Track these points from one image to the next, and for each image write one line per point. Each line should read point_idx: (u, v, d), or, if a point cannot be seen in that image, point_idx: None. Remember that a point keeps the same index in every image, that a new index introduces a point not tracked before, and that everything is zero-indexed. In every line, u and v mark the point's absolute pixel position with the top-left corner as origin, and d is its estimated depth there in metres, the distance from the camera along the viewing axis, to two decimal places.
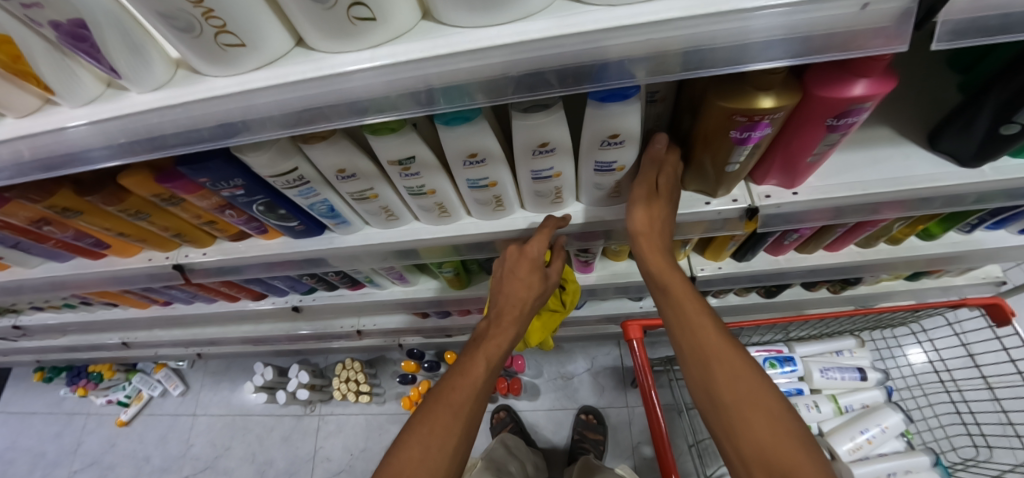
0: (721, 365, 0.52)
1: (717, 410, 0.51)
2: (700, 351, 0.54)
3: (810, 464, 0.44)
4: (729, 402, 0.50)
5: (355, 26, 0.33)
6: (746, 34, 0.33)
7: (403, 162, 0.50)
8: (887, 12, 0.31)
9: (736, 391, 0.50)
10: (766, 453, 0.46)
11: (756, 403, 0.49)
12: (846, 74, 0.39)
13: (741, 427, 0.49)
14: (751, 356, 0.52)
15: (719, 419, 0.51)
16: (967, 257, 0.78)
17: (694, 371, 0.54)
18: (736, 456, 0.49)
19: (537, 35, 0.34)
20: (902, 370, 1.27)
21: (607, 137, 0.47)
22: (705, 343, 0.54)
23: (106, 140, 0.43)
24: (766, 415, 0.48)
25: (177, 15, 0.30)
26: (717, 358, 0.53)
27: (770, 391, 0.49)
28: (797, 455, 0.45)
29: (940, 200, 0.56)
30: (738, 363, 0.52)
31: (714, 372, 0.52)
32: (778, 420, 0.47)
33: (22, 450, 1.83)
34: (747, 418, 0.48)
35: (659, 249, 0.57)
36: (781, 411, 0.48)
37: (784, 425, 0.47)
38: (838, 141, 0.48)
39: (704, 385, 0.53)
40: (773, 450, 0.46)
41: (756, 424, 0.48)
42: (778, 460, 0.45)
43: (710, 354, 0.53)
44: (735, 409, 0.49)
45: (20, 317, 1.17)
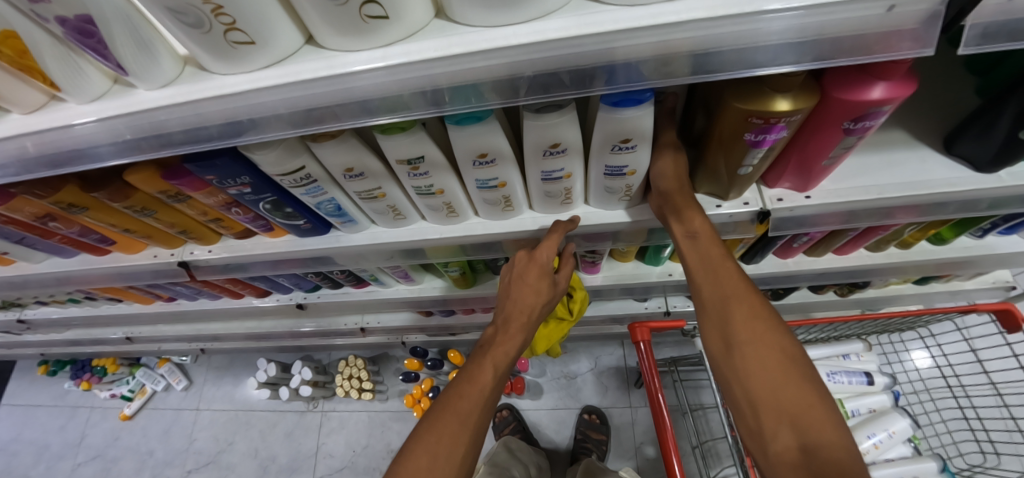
0: (742, 310, 0.50)
1: (729, 353, 0.50)
2: (720, 296, 0.52)
3: (821, 410, 0.43)
4: (744, 344, 0.49)
5: (368, 24, 0.33)
6: (766, 36, 0.32)
7: (412, 161, 0.49)
8: (914, 14, 0.30)
9: (754, 335, 0.48)
10: (777, 396, 0.45)
11: (772, 348, 0.47)
12: (865, 75, 0.38)
13: (754, 369, 0.47)
14: (773, 305, 0.50)
15: (730, 362, 0.49)
16: (979, 263, 0.78)
17: (709, 315, 0.53)
18: (744, 397, 0.48)
19: (554, 34, 0.33)
20: (910, 374, 1.26)
21: (620, 140, 0.47)
22: (726, 290, 0.52)
23: (112, 137, 0.42)
24: (781, 360, 0.46)
25: (186, 10, 0.29)
26: (738, 303, 0.51)
27: (789, 339, 0.48)
28: (808, 399, 0.44)
29: (955, 205, 0.56)
30: (760, 311, 0.50)
31: (732, 317, 0.50)
32: (793, 366, 0.46)
33: (27, 442, 1.84)
34: (762, 361, 0.47)
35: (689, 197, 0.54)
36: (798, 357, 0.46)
37: (799, 370, 0.46)
38: (855, 144, 0.47)
39: (720, 329, 0.51)
40: (784, 393, 0.45)
41: (771, 367, 0.46)
42: (789, 403, 0.44)
43: (730, 301, 0.51)
44: (750, 351, 0.48)
45: (26, 310, 1.17)
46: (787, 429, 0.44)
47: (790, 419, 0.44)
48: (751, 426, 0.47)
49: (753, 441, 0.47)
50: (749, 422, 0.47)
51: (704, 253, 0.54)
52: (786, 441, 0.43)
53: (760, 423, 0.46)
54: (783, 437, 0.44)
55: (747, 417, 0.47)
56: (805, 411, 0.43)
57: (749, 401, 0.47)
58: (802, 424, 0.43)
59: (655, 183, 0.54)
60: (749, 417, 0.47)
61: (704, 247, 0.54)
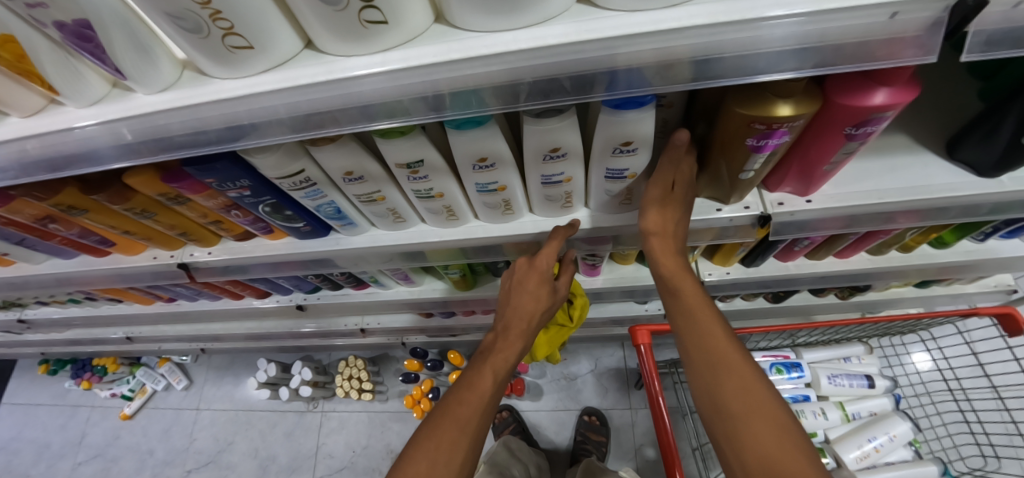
0: (728, 367, 0.51)
1: (720, 412, 0.50)
2: (707, 353, 0.53)
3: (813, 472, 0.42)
4: (733, 404, 0.49)
5: (367, 29, 0.32)
6: (767, 42, 0.32)
7: (412, 165, 0.49)
8: (917, 21, 0.30)
9: (741, 395, 0.49)
10: (767, 457, 0.45)
11: (759, 407, 0.48)
12: (867, 81, 0.38)
13: (743, 429, 0.47)
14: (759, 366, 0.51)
15: (721, 422, 0.50)
16: (980, 267, 0.77)
17: (698, 373, 0.53)
18: (734, 457, 0.47)
19: (555, 40, 0.33)
20: (911, 377, 1.26)
21: (621, 144, 0.46)
22: (713, 348, 0.53)
23: (112, 140, 0.42)
24: (769, 421, 0.47)
25: (185, 16, 0.29)
26: (725, 361, 0.52)
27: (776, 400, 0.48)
28: (798, 460, 0.43)
29: (956, 210, 0.55)
30: (746, 371, 0.50)
31: (720, 375, 0.51)
32: (783, 428, 0.46)
33: (27, 441, 1.84)
34: (751, 421, 0.47)
35: (675, 252, 0.56)
36: (785, 419, 0.47)
37: (788, 432, 0.46)
38: (856, 150, 0.47)
39: (708, 388, 0.52)
40: (774, 455, 0.44)
41: (760, 427, 0.47)
42: (780, 465, 0.44)
43: (717, 360, 0.52)
44: (738, 411, 0.48)
45: (26, 310, 1.17)
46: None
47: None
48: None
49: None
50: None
51: (690, 311, 0.56)
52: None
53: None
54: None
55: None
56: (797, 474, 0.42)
57: (739, 459, 0.47)
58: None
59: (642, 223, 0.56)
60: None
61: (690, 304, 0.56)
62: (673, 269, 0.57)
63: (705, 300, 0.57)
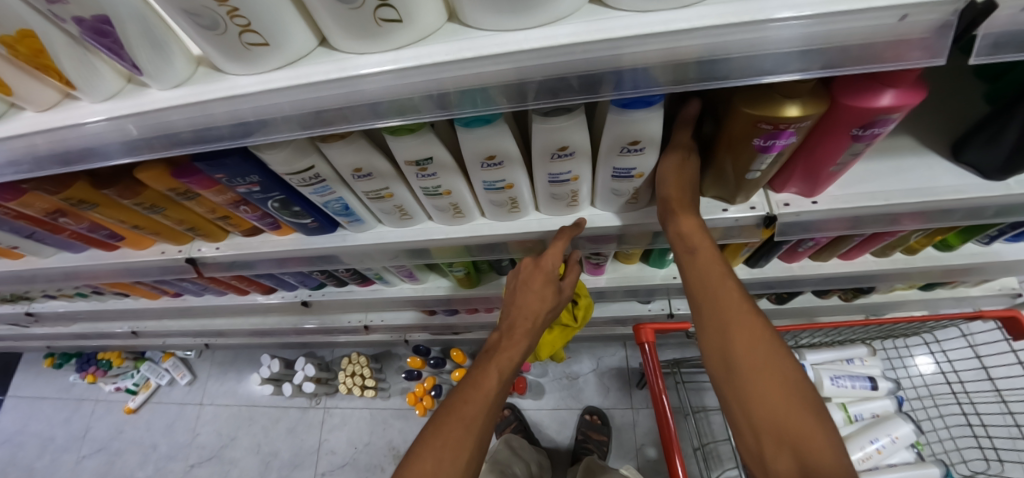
0: (741, 332, 0.49)
1: (731, 375, 0.49)
2: (719, 317, 0.51)
3: (821, 435, 0.42)
4: (745, 366, 0.48)
5: (381, 27, 0.33)
6: (775, 43, 0.32)
7: (420, 163, 0.49)
8: (925, 24, 0.30)
9: (754, 360, 0.47)
10: (776, 420, 0.45)
11: (773, 371, 0.46)
12: (875, 83, 0.38)
13: (754, 393, 0.46)
14: (775, 328, 0.49)
15: (732, 383, 0.49)
16: (984, 270, 0.77)
17: (708, 336, 0.52)
18: (744, 418, 0.47)
19: (565, 40, 0.33)
20: (913, 380, 1.27)
21: (628, 143, 0.47)
22: (727, 314, 0.50)
23: (124, 135, 0.43)
24: (780, 383, 0.46)
25: (201, 12, 0.29)
26: (739, 326, 0.49)
27: (789, 363, 0.47)
28: (808, 424, 0.43)
29: (960, 213, 0.56)
30: (760, 334, 0.48)
31: (732, 338, 0.49)
32: (794, 391, 0.45)
33: (32, 434, 1.86)
34: (764, 385, 0.46)
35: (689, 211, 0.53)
36: (799, 383, 0.46)
37: (800, 396, 0.45)
38: (862, 151, 0.47)
39: (721, 351, 0.50)
40: (785, 419, 0.44)
41: (771, 389, 0.46)
42: (788, 428, 0.44)
43: (731, 325, 0.50)
44: (752, 377, 0.47)
45: (33, 304, 1.18)
46: (788, 456, 0.43)
47: (791, 446, 0.43)
48: (753, 450, 0.46)
49: (756, 464, 0.46)
50: (750, 446, 0.47)
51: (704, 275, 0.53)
52: (785, 462, 0.43)
53: (761, 448, 0.45)
54: (782, 459, 0.43)
55: (748, 440, 0.47)
56: (808, 439, 0.42)
57: (750, 421, 0.46)
58: (803, 452, 0.42)
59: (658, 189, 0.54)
60: (750, 440, 0.46)
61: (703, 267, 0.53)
62: (687, 229, 0.53)
63: (719, 260, 0.53)
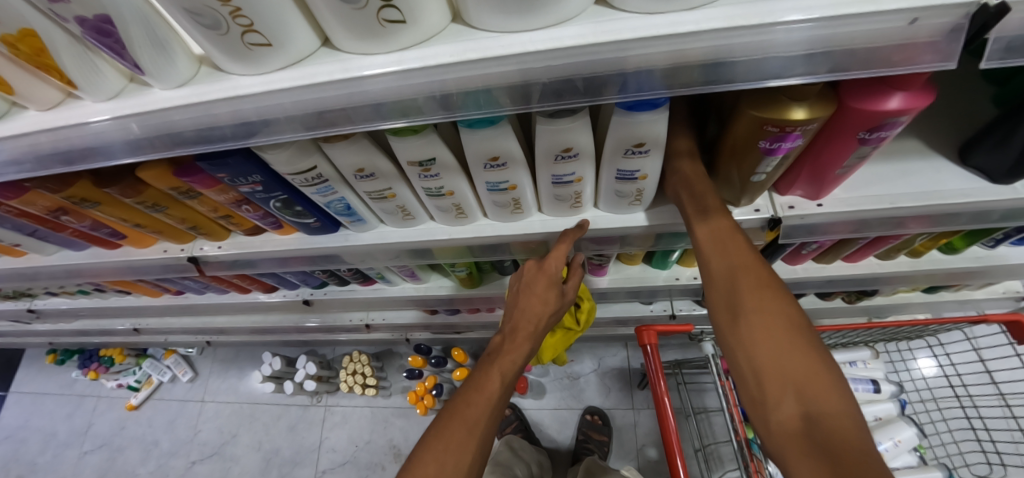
0: (749, 281, 0.49)
1: (735, 322, 0.48)
2: (728, 268, 0.50)
3: (827, 379, 0.42)
4: (751, 312, 0.47)
5: (385, 28, 0.33)
6: (782, 46, 0.32)
7: (423, 163, 0.49)
8: (936, 27, 0.30)
9: (761, 305, 0.47)
10: (782, 366, 0.44)
11: (780, 317, 0.45)
12: (883, 86, 0.38)
13: (758, 338, 0.46)
14: (782, 280, 0.48)
15: (736, 334, 0.48)
16: (989, 273, 0.77)
17: (715, 288, 0.51)
18: (748, 367, 0.46)
19: (571, 42, 0.33)
20: (916, 382, 1.26)
21: (633, 145, 0.46)
22: (736, 266, 0.50)
23: (125, 134, 0.42)
24: (787, 329, 0.45)
25: (203, 12, 0.29)
26: (746, 275, 0.49)
27: (796, 311, 0.46)
28: (813, 368, 0.42)
29: (966, 216, 0.55)
30: (768, 285, 0.48)
31: (740, 288, 0.49)
32: (801, 339, 0.44)
33: (35, 429, 1.87)
34: (770, 333, 0.45)
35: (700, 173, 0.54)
36: (805, 330, 0.45)
37: (806, 341, 0.44)
38: (870, 154, 0.47)
39: (726, 300, 0.50)
40: (791, 364, 0.43)
41: (778, 334, 0.45)
42: (794, 372, 0.43)
43: (739, 274, 0.49)
44: (758, 322, 0.46)
45: (35, 301, 1.18)
46: (791, 399, 0.42)
47: (795, 390, 0.42)
48: (752, 395, 0.45)
49: (756, 412, 0.45)
50: (750, 392, 0.46)
51: (715, 229, 0.52)
52: (788, 404, 0.42)
53: (764, 392, 0.44)
54: (785, 400, 0.43)
55: (748, 386, 0.46)
56: (812, 382, 0.42)
57: (754, 370, 0.45)
58: (808, 394, 0.41)
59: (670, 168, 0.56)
60: (753, 389, 0.45)
61: (715, 222, 0.52)
62: (701, 189, 0.53)
63: (730, 217, 0.53)
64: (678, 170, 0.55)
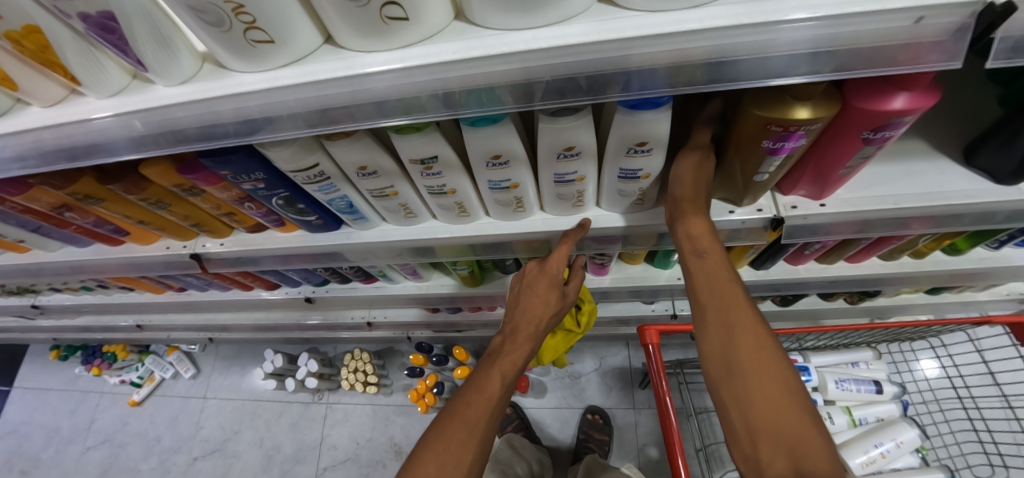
0: (745, 332, 0.49)
1: (731, 375, 0.48)
2: (724, 318, 0.51)
3: (818, 439, 0.43)
4: (747, 366, 0.47)
5: (387, 25, 0.33)
6: (787, 45, 0.32)
7: (425, 161, 0.49)
8: (942, 26, 0.30)
9: (757, 361, 0.47)
10: (775, 425, 0.45)
11: (773, 374, 0.47)
12: (888, 85, 0.38)
13: (755, 394, 0.46)
14: (776, 335, 0.49)
15: (731, 387, 0.48)
16: (993, 275, 0.77)
17: (710, 334, 0.51)
18: (742, 423, 0.47)
19: (574, 40, 0.33)
20: (919, 384, 1.26)
21: (635, 144, 0.46)
22: (733, 317, 0.50)
23: (128, 131, 0.42)
24: (779, 388, 0.46)
25: (207, 9, 0.29)
26: (743, 327, 0.49)
27: (788, 369, 0.47)
28: (804, 427, 0.44)
29: (970, 217, 0.55)
30: (763, 341, 0.48)
31: (736, 341, 0.49)
32: (792, 398, 0.45)
33: (38, 425, 1.88)
34: (765, 390, 0.46)
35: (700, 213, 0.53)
36: (796, 389, 0.46)
37: (797, 401, 0.45)
38: (873, 154, 0.46)
39: (721, 349, 0.50)
40: (784, 422, 0.44)
41: (771, 391, 0.46)
42: (787, 432, 0.44)
43: (736, 326, 0.50)
44: (754, 379, 0.47)
45: (40, 297, 1.19)
46: (783, 458, 0.43)
47: (788, 449, 0.43)
48: (745, 451, 0.46)
49: (747, 466, 0.46)
50: (742, 447, 0.47)
51: (712, 275, 0.53)
52: (780, 462, 0.43)
53: (757, 449, 0.45)
54: (777, 458, 0.43)
55: (741, 441, 0.47)
56: (805, 441, 0.43)
57: (747, 426, 0.46)
58: (800, 454, 0.42)
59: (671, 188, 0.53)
60: (745, 444, 0.46)
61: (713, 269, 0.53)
62: (699, 230, 0.53)
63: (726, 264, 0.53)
64: (682, 166, 0.51)
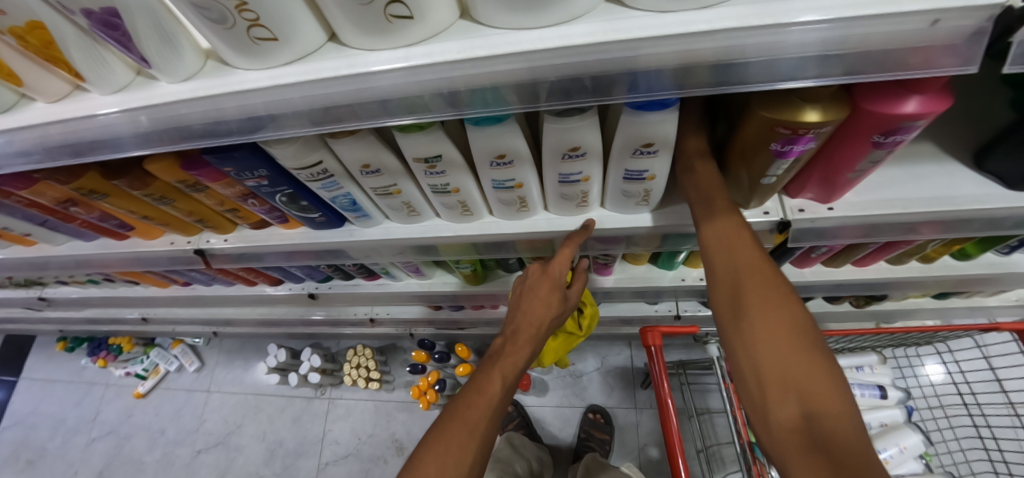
0: (754, 277, 0.46)
1: (739, 321, 0.46)
2: (733, 272, 0.48)
3: (830, 382, 0.40)
4: (755, 315, 0.45)
5: (391, 24, 0.32)
6: (796, 47, 0.31)
7: (429, 160, 0.49)
8: (960, 29, 0.29)
9: (766, 306, 0.44)
10: (785, 369, 0.42)
11: (785, 321, 0.43)
12: (899, 88, 0.37)
13: (762, 339, 0.44)
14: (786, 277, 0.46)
15: (739, 333, 0.46)
16: (1003, 281, 0.76)
17: (718, 282, 0.49)
18: (750, 367, 0.45)
19: (580, 40, 0.32)
20: (924, 389, 1.25)
21: (641, 145, 0.46)
22: (742, 264, 0.48)
23: (134, 127, 0.42)
24: (790, 330, 0.43)
25: (210, 6, 0.29)
26: (751, 272, 0.47)
27: (799, 308, 0.44)
28: (817, 370, 0.41)
29: (980, 222, 0.54)
30: (773, 282, 0.45)
31: (744, 286, 0.46)
32: (803, 339, 0.42)
33: (44, 415, 1.90)
34: (774, 333, 0.43)
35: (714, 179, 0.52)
36: (808, 329, 0.43)
37: (808, 341, 0.42)
38: (884, 159, 0.46)
39: (729, 296, 0.48)
40: (794, 364, 0.42)
41: (781, 336, 0.43)
42: (797, 375, 0.41)
43: (744, 272, 0.47)
44: (762, 323, 0.44)
45: (46, 289, 1.20)
46: (793, 401, 0.41)
47: (797, 391, 0.41)
48: (752, 394, 0.45)
49: (754, 408, 0.45)
50: (750, 390, 0.45)
51: (721, 223, 0.50)
52: (786, 400, 0.41)
53: (764, 392, 0.43)
54: (782, 394, 0.42)
55: (749, 385, 0.45)
56: (815, 383, 0.40)
57: (755, 370, 0.44)
58: (810, 396, 0.40)
59: (686, 188, 0.54)
60: (753, 387, 0.44)
61: (721, 216, 0.50)
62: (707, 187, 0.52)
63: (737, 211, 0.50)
64: (688, 172, 0.53)
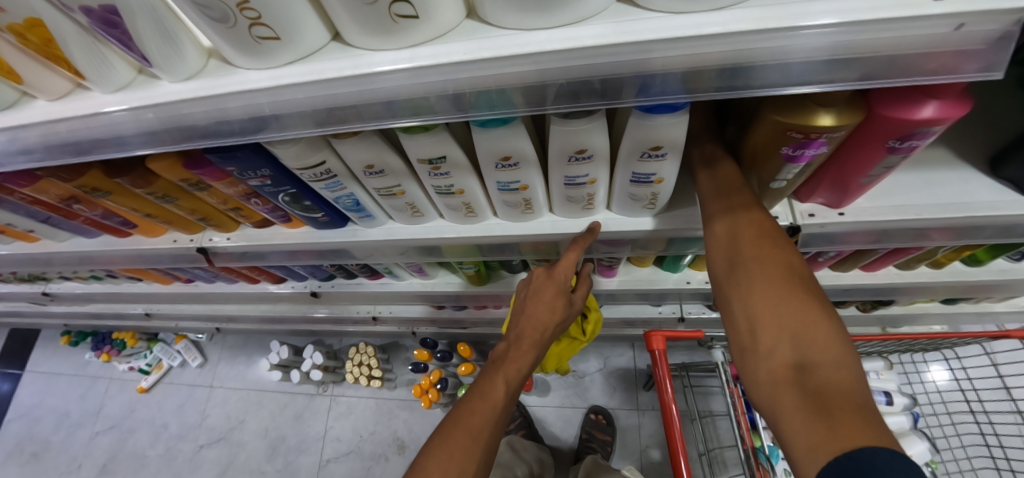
0: (751, 227, 0.45)
1: (734, 271, 0.45)
2: (731, 224, 0.47)
3: (825, 326, 0.39)
4: (753, 271, 0.43)
5: (397, 23, 0.31)
6: (802, 52, 0.30)
7: (433, 161, 0.48)
8: (984, 34, 0.28)
9: (761, 254, 0.44)
10: (779, 314, 0.41)
11: (784, 280, 0.42)
12: (916, 93, 0.36)
13: (757, 286, 0.43)
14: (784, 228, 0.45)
15: (733, 283, 0.45)
16: (1014, 287, 0.74)
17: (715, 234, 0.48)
18: (744, 314, 0.43)
19: (590, 42, 0.31)
20: (930, 394, 1.24)
21: (649, 148, 0.45)
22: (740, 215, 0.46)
23: (136, 126, 0.42)
24: (786, 276, 0.42)
25: (211, 5, 0.28)
26: (749, 222, 0.46)
27: (796, 258, 0.43)
28: (812, 314, 0.40)
29: (992, 230, 0.53)
30: (770, 232, 0.44)
31: (740, 237, 0.46)
32: (799, 286, 0.41)
33: (49, 408, 1.92)
34: (770, 279, 0.42)
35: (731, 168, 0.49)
36: (805, 277, 0.42)
37: (804, 288, 0.41)
38: (898, 164, 0.45)
39: (725, 246, 0.47)
40: (788, 309, 0.40)
41: (776, 282, 0.42)
42: (791, 320, 0.40)
43: (741, 222, 0.46)
44: (756, 271, 0.43)
45: (50, 284, 1.20)
46: (785, 344, 0.40)
47: (790, 334, 0.40)
48: (744, 342, 0.43)
49: (745, 357, 0.43)
50: (741, 338, 0.44)
51: (721, 179, 0.49)
52: (782, 357, 0.40)
53: (755, 338, 0.42)
54: (779, 353, 0.40)
55: (741, 333, 0.44)
56: (809, 326, 0.39)
57: (749, 317, 0.43)
58: (804, 339, 0.39)
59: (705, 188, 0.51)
60: (745, 336, 0.43)
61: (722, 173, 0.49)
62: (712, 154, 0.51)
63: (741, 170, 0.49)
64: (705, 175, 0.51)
